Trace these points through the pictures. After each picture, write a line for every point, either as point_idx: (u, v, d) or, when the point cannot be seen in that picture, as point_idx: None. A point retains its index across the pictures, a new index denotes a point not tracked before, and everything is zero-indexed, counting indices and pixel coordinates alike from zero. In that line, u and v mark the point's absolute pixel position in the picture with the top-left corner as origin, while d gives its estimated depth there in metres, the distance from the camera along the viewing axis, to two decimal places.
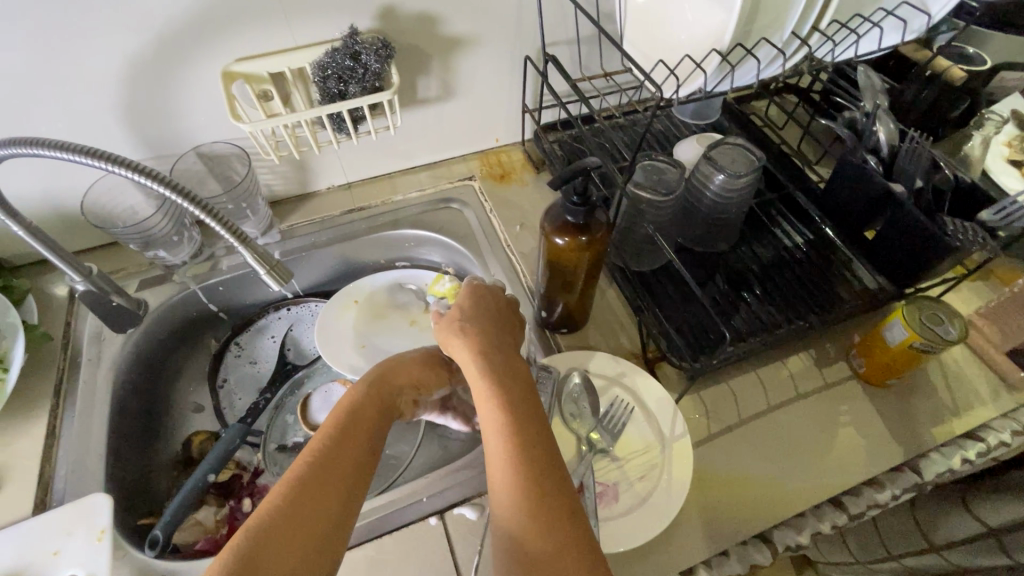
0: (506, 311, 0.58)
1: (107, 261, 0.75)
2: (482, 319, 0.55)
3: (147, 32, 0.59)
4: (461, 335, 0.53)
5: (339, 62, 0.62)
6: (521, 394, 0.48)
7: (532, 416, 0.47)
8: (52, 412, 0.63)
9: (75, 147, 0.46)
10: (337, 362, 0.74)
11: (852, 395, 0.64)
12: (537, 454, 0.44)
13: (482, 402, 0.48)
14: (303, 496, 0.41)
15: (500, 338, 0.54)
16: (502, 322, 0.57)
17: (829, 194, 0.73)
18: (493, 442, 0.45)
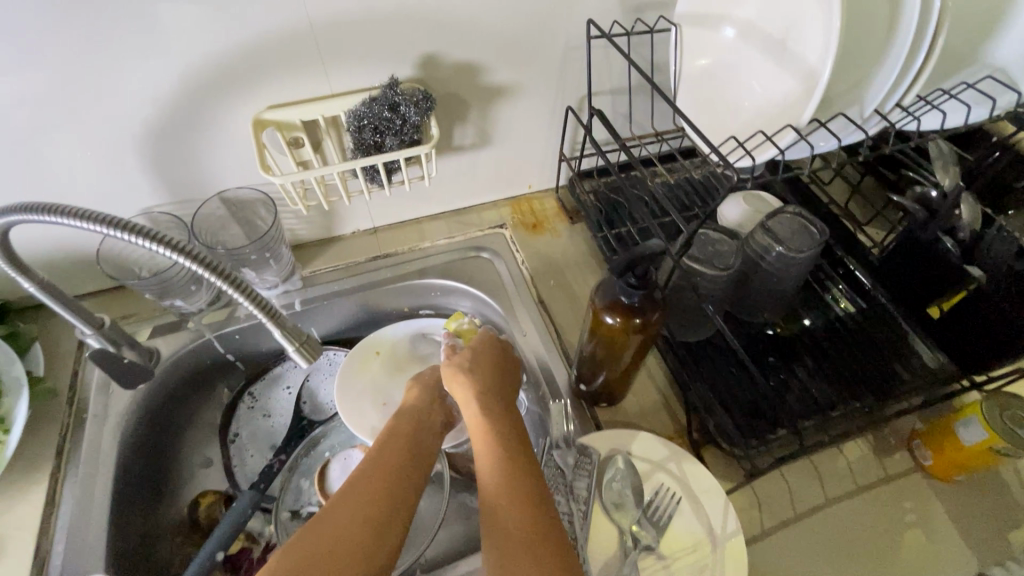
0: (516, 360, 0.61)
1: (121, 305, 0.71)
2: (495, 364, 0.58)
3: (177, 78, 0.56)
4: (470, 374, 0.55)
5: (377, 113, 0.59)
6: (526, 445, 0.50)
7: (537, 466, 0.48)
8: (54, 475, 0.59)
9: (91, 215, 0.41)
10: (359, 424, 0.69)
11: (916, 491, 0.59)
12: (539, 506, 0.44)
13: (484, 449, 0.49)
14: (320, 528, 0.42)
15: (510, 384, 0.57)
16: (502, 372, 0.58)
17: (887, 266, 0.69)
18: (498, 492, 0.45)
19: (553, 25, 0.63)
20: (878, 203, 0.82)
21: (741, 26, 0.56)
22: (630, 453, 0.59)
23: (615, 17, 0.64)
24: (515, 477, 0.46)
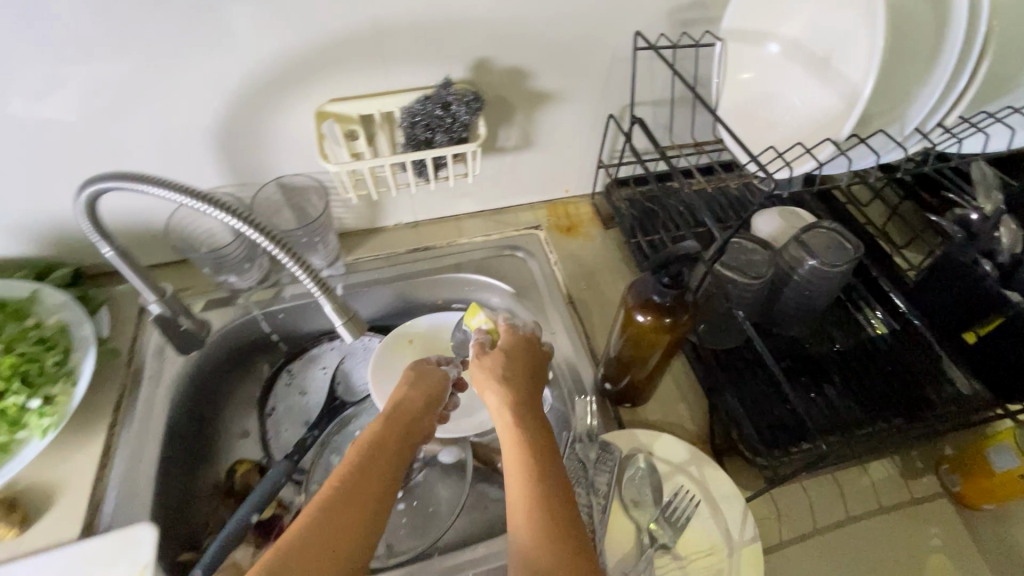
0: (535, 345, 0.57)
1: (178, 278, 0.76)
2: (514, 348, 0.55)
3: (251, 70, 0.61)
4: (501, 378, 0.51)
5: (429, 111, 0.63)
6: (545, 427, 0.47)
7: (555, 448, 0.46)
8: (111, 428, 0.63)
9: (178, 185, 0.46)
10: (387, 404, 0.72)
11: (943, 516, 0.58)
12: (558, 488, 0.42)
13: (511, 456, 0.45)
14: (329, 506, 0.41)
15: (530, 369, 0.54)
16: (529, 367, 0.54)
17: (922, 290, 0.68)
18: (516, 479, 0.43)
19: (602, 35, 0.66)
20: (915, 228, 0.82)
21: (786, 42, 0.58)
22: (652, 453, 0.60)
23: (662, 29, 0.66)
24: (534, 473, 0.43)
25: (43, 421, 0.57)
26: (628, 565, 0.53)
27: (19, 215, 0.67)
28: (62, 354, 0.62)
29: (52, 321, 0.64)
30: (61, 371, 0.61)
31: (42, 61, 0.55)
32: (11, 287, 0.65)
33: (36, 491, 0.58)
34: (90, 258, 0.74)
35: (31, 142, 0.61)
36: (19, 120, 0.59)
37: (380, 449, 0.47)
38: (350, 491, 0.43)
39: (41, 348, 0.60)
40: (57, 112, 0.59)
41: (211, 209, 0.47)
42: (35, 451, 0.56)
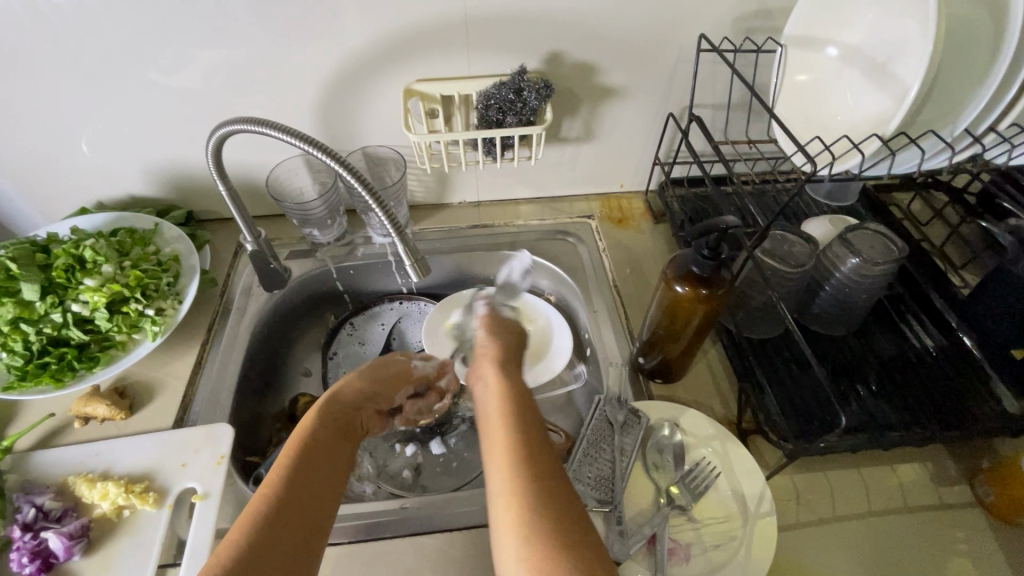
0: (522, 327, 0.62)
1: (270, 229, 0.87)
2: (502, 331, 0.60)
3: (355, 48, 0.70)
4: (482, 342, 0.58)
5: (503, 95, 0.70)
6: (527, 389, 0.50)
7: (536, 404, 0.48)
8: (203, 345, 0.73)
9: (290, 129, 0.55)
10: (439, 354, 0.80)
11: (972, 525, 0.58)
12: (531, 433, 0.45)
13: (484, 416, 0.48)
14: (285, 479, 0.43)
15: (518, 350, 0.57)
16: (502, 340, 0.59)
17: (973, 303, 0.67)
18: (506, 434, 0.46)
19: (668, 37, 0.71)
20: (976, 249, 0.80)
21: (845, 48, 0.61)
22: (678, 424, 0.63)
23: (726, 34, 0.71)
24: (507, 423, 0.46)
25: (152, 327, 0.67)
26: (644, 519, 0.57)
27: (154, 161, 0.80)
28: (173, 277, 0.73)
29: (168, 250, 0.75)
30: (171, 291, 0.72)
31: (191, 30, 0.66)
32: (139, 218, 0.77)
33: (140, 386, 0.68)
34: (202, 204, 0.86)
35: (171, 99, 0.73)
36: (165, 79, 0.70)
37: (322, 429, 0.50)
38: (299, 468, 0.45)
39: (158, 269, 0.71)
40: (195, 75, 0.71)
41: (318, 152, 0.55)
42: (146, 350, 0.67)
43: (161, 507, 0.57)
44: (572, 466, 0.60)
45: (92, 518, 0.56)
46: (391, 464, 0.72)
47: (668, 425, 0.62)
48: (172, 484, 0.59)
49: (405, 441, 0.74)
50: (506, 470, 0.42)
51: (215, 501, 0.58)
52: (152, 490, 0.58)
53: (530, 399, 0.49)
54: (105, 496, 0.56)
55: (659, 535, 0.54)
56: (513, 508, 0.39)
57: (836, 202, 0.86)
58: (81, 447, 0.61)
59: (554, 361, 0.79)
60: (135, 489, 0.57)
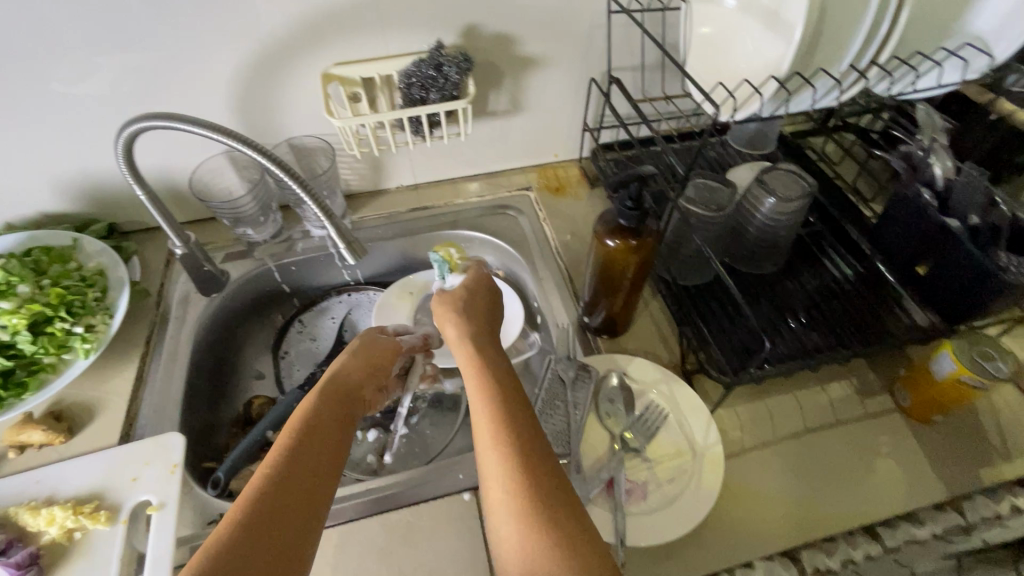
0: (486, 288, 0.64)
1: (201, 234, 0.84)
2: (466, 299, 0.61)
3: (265, 37, 0.68)
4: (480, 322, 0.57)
5: (423, 73, 0.70)
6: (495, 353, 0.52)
7: (508, 372, 0.50)
8: (142, 358, 0.71)
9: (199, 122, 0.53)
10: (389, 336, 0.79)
11: (894, 428, 0.63)
12: (515, 399, 0.46)
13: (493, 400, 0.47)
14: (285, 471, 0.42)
15: (481, 319, 0.58)
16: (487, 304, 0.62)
17: (882, 230, 0.73)
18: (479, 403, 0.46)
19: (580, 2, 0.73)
20: (882, 181, 0.87)
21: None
22: (626, 374, 0.66)
23: None
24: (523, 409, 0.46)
25: (84, 346, 0.65)
26: (602, 465, 0.59)
27: (64, 175, 0.75)
28: (100, 291, 0.69)
29: (92, 265, 0.72)
30: (100, 306, 0.69)
31: (82, 30, 0.62)
32: (55, 236, 0.73)
33: (79, 408, 0.65)
34: (124, 215, 0.83)
35: (73, 106, 0.69)
36: (61, 84, 0.66)
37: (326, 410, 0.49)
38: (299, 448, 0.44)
39: (82, 284, 0.68)
40: (96, 80, 0.67)
41: (243, 146, 0.55)
42: (79, 368, 0.64)
43: (115, 524, 0.56)
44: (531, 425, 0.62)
45: (40, 545, 0.54)
46: (354, 453, 0.72)
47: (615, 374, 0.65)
48: (124, 499, 0.57)
49: (367, 428, 0.74)
50: (506, 460, 0.42)
51: (172, 510, 0.57)
52: (103, 509, 0.56)
53: (520, 374, 0.49)
54: (51, 522, 0.54)
55: (616, 478, 0.57)
56: (504, 479, 0.41)
57: (758, 149, 0.90)
58: (20, 477, 0.59)
59: (508, 331, 0.81)
60: (85, 510, 0.55)
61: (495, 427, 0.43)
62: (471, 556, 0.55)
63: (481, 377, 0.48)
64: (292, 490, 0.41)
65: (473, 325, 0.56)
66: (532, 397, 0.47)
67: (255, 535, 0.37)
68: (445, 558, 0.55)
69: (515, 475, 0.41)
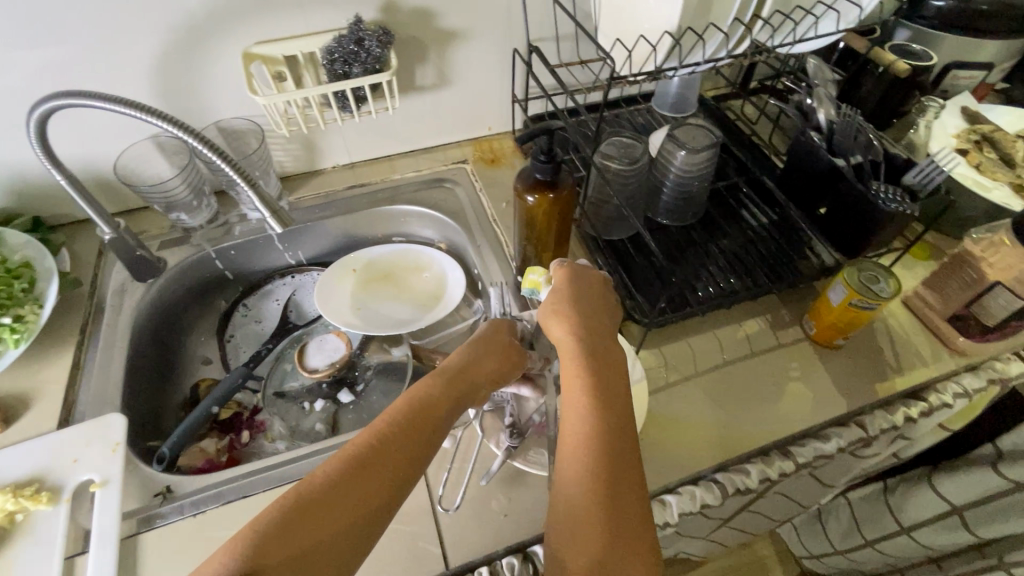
0: (596, 290, 0.56)
1: (134, 223, 0.84)
2: (577, 295, 0.55)
3: (179, 18, 0.68)
4: (585, 322, 0.52)
5: (345, 48, 0.71)
6: (607, 369, 0.49)
7: (619, 393, 0.47)
8: (78, 347, 0.70)
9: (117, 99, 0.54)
10: (331, 310, 0.81)
11: (803, 354, 0.69)
12: (621, 437, 0.44)
13: (582, 416, 0.45)
14: (374, 457, 0.42)
15: (598, 323, 0.53)
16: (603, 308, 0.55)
17: (789, 177, 0.78)
18: (584, 429, 0.44)
19: None
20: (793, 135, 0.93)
21: None
22: None
23: None
24: (614, 442, 0.44)
25: (13, 335, 0.64)
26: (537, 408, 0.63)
27: None
28: (27, 283, 0.69)
29: (17, 257, 0.71)
30: (29, 297, 0.68)
31: None
32: None
33: (13, 400, 0.65)
34: (49, 208, 0.81)
35: None
36: None
37: (409, 410, 0.46)
38: (378, 447, 0.42)
39: (7, 276, 0.67)
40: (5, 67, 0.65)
41: (161, 122, 0.56)
42: (10, 359, 0.63)
43: (58, 503, 0.56)
44: None
45: None
46: (303, 424, 0.73)
47: None
48: (66, 480, 0.58)
49: (315, 399, 0.75)
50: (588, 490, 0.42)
51: (116, 486, 0.57)
52: (44, 491, 0.57)
53: (617, 393, 0.47)
54: None
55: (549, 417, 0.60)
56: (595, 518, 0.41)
57: (681, 112, 0.95)
58: None
59: (450, 297, 0.84)
60: (25, 492, 0.56)
61: (597, 467, 0.42)
62: (416, 501, 0.58)
63: (588, 404, 0.45)
64: (375, 484, 0.41)
65: (587, 326, 0.52)
66: (623, 433, 0.45)
67: (305, 520, 0.38)
68: (391, 505, 0.57)
69: (608, 525, 0.41)
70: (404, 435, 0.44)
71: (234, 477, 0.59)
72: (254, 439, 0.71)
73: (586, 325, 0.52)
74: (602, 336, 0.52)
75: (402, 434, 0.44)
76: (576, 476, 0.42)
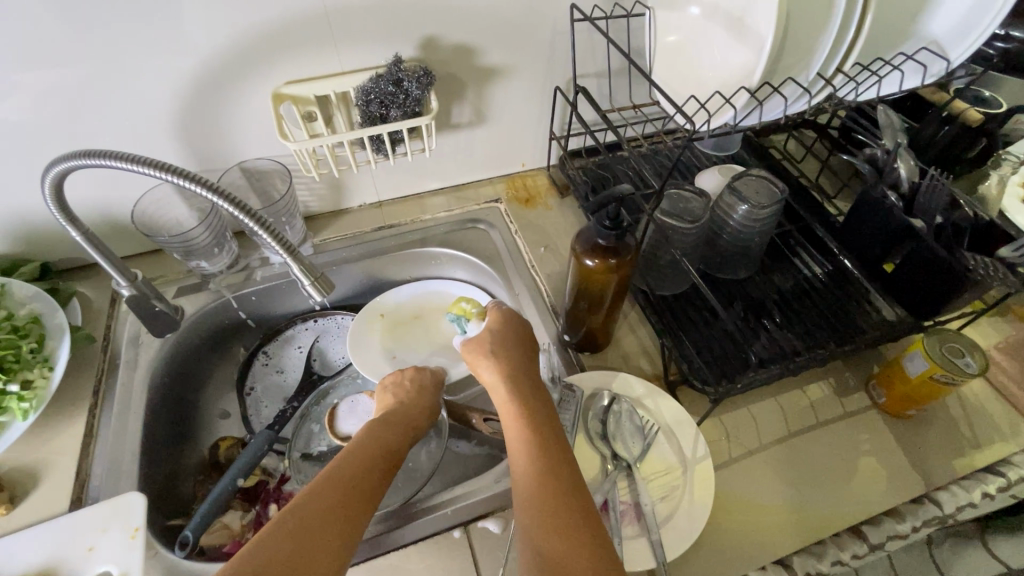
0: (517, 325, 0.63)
1: (149, 268, 0.79)
2: (505, 334, 0.62)
3: (207, 58, 0.63)
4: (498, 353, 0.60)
5: (382, 88, 0.66)
6: (532, 395, 0.55)
7: (549, 422, 0.53)
8: (91, 411, 0.65)
9: (139, 158, 0.48)
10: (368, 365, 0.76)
11: (873, 425, 0.65)
12: (557, 459, 0.49)
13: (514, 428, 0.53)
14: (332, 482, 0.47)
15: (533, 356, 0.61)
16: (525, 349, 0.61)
17: (848, 228, 0.74)
18: (520, 450, 0.51)
19: (541, 10, 0.70)
20: (843, 178, 0.89)
21: (705, 6, 0.65)
22: (613, 391, 0.64)
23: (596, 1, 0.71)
24: (546, 453, 0.50)
25: (22, 405, 0.58)
26: (595, 488, 0.58)
27: None
28: (36, 342, 0.63)
29: (24, 312, 0.65)
30: (38, 358, 0.63)
31: None
32: None
33: (21, 473, 0.59)
34: (58, 253, 0.76)
35: None
36: None
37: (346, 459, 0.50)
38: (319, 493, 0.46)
39: (15, 336, 0.61)
40: (18, 107, 0.60)
41: (184, 181, 0.49)
42: (18, 431, 0.58)
43: None
44: None
45: None
46: None
47: (604, 393, 0.63)
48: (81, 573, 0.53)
49: None
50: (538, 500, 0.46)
51: None
52: None
53: (539, 410, 0.54)
54: None
55: (610, 502, 0.56)
56: (536, 524, 0.45)
57: (722, 150, 0.90)
58: None
59: None
60: None
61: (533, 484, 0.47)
62: None
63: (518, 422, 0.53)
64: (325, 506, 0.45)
65: (515, 365, 0.58)
66: (554, 448, 0.50)
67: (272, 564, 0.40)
68: None
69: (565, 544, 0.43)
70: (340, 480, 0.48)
71: None
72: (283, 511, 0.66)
73: (513, 363, 0.58)
74: (526, 375, 0.58)
75: (355, 467, 0.50)
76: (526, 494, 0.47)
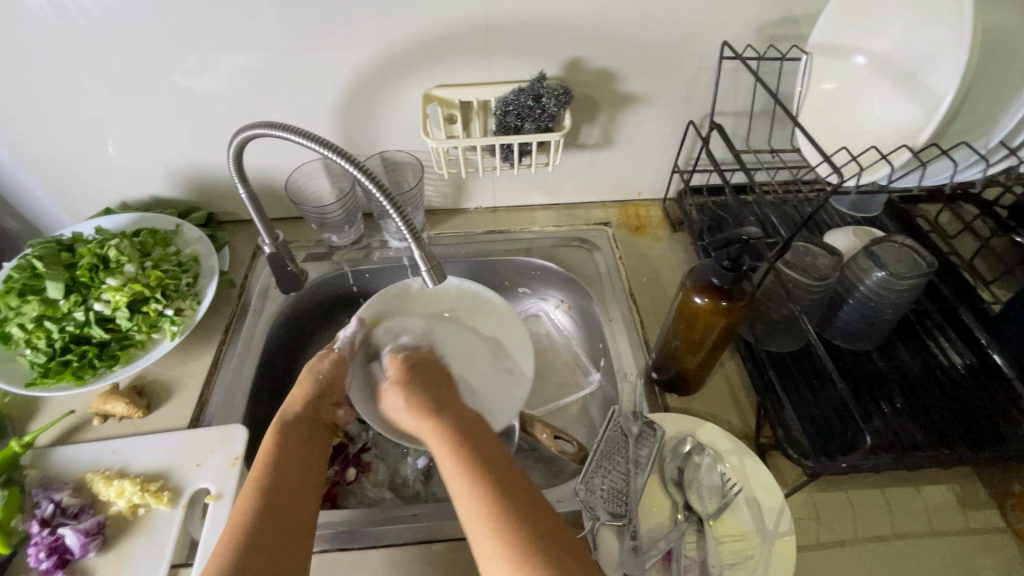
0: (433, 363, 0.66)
1: (288, 232, 0.88)
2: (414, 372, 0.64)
3: (375, 55, 0.70)
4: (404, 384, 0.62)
5: (522, 102, 0.69)
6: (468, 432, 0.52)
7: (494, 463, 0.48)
8: (219, 346, 0.74)
9: (297, 129, 0.53)
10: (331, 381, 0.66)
11: (1002, 551, 0.55)
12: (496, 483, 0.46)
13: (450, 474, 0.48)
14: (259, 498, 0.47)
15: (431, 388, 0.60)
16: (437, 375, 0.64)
17: (1004, 320, 0.65)
18: (452, 476, 0.48)
19: (690, 44, 0.70)
20: (1007, 264, 0.77)
21: (873, 56, 0.62)
22: (697, 438, 0.61)
23: (749, 41, 0.70)
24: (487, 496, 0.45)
25: (172, 328, 0.68)
26: (660, 534, 0.56)
27: (176, 165, 0.81)
28: (192, 278, 0.74)
29: (188, 251, 0.76)
30: (191, 292, 0.73)
31: (216, 33, 0.67)
32: (162, 220, 0.79)
33: (158, 386, 0.69)
34: (222, 207, 0.88)
35: (194, 102, 0.74)
36: (191, 81, 0.71)
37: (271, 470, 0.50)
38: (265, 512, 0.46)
39: (178, 269, 0.72)
40: (222, 80, 0.71)
41: (337, 157, 0.53)
42: (165, 348, 0.68)
43: (175, 507, 0.58)
44: (581, 495, 0.56)
45: (108, 515, 0.57)
46: (402, 471, 0.72)
47: (687, 440, 0.60)
48: (186, 484, 0.59)
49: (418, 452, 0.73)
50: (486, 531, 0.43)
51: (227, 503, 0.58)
52: (167, 490, 0.59)
53: (479, 447, 0.50)
54: (121, 494, 0.57)
55: (674, 552, 0.53)
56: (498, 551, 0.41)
57: (861, 211, 0.84)
58: (100, 444, 0.63)
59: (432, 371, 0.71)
60: (151, 488, 0.58)
61: (472, 499, 0.45)
62: None
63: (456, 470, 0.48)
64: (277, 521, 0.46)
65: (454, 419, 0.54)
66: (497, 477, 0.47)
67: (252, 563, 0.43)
68: None
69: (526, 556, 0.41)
70: (281, 495, 0.48)
71: (332, 524, 0.59)
72: (358, 478, 0.70)
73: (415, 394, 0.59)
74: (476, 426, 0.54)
75: (275, 479, 0.50)
76: (463, 504, 0.45)
